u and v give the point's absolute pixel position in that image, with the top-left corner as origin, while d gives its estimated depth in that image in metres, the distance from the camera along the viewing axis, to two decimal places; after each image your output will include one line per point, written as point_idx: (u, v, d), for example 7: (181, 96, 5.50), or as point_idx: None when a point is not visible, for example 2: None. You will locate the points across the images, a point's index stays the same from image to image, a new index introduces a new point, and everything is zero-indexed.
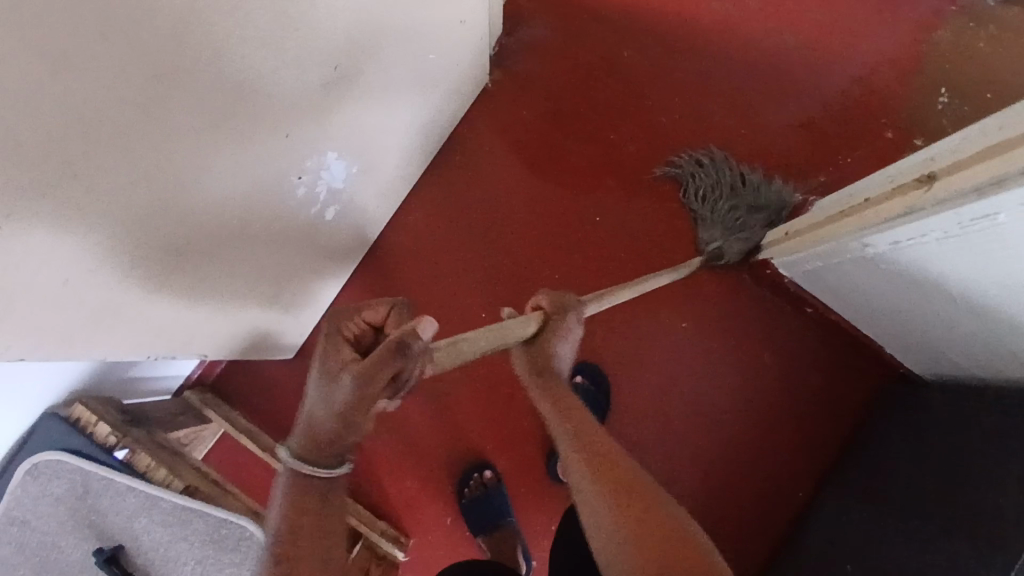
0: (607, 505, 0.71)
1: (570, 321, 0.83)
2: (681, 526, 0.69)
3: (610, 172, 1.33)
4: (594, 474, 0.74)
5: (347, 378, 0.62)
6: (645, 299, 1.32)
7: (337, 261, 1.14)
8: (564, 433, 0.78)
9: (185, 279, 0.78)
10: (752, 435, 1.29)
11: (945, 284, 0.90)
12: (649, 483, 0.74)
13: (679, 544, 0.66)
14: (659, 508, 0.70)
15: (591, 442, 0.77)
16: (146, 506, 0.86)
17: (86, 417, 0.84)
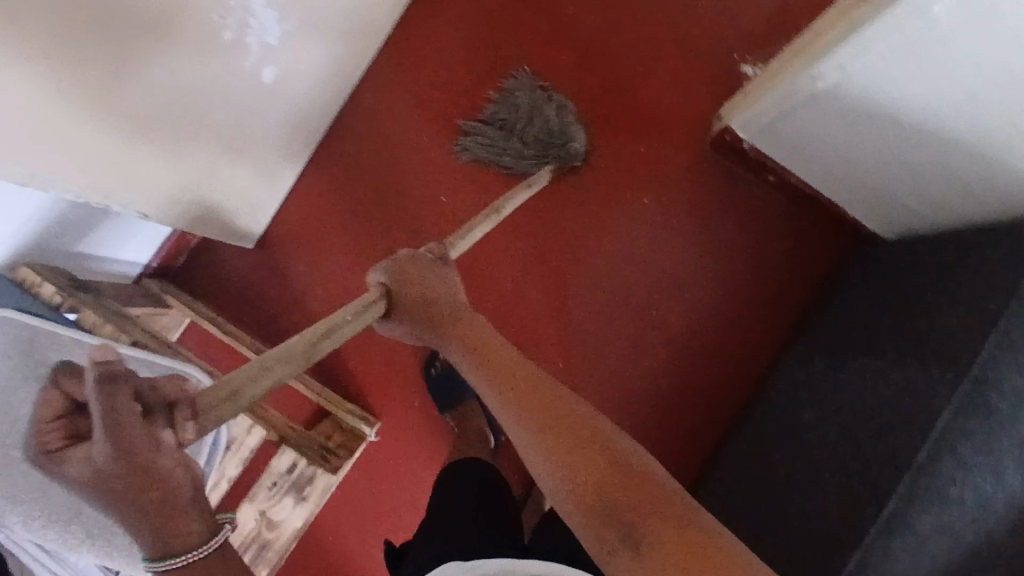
0: (552, 461, 0.63)
1: (421, 272, 0.88)
2: (628, 461, 0.61)
3: (569, 47, 1.30)
4: (551, 444, 0.64)
5: (101, 458, 0.52)
6: (607, 176, 1.30)
7: (289, 140, 1.12)
8: (505, 396, 0.71)
9: (116, 122, 0.76)
10: (719, 308, 1.29)
11: (895, 109, 0.88)
12: (612, 444, 0.64)
13: (624, 477, 0.59)
14: (633, 478, 0.60)
15: (491, 362, 0.76)
16: None
17: (30, 278, 0.87)
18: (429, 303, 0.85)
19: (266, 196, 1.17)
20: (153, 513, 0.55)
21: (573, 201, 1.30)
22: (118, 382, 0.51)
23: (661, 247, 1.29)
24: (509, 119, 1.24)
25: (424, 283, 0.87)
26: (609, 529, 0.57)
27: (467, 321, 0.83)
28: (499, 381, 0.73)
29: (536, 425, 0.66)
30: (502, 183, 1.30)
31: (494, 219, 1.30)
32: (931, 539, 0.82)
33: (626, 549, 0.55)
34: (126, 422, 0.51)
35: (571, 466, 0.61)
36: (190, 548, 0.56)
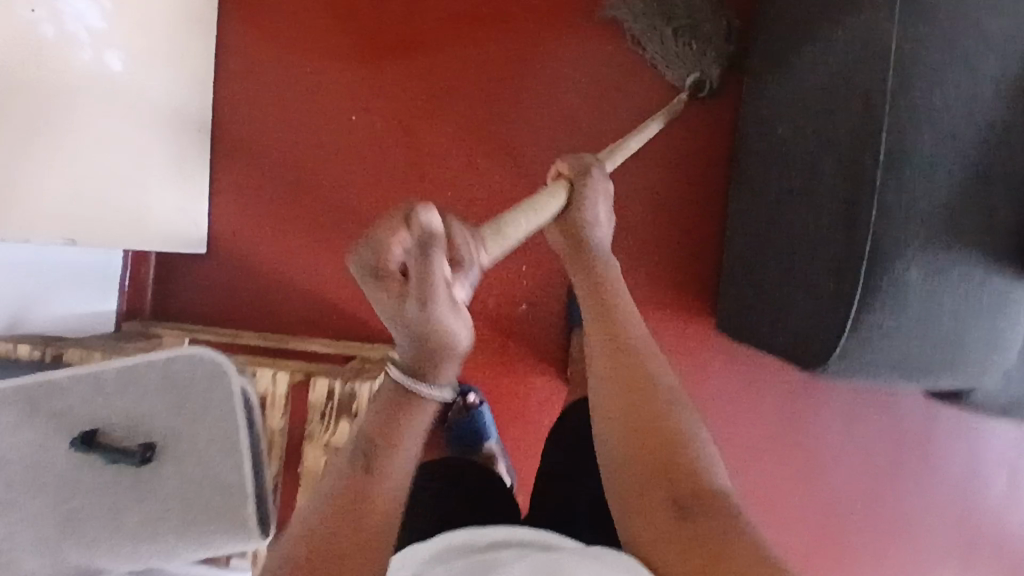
0: (626, 430, 0.65)
1: (594, 182, 0.80)
2: (693, 445, 0.63)
3: None
4: (621, 407, 0.67)
5: (411, 301, 0.51)
6: (492, 15, 1.21)
7: (180, 127, 1.08)
8: (598, 343, 0.73)
9: None
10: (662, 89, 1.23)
11: None
12: (683, 425, 0.65)
13: (691, 472, 0.61)
14: (688, 467, 0.61)
15: (600, 315, 0.74)
16: (92, 384, 0.81)
17: (5, 349, 0.88)
18: (584, 230, 0.79)
19: (193, 196, 1.14)
20: (423, 356, 0.56)
21: (474, 58, 1.21)
22: (436, 247, 0.50)
23: (583, 59, 1.20)
24: (659, 25, 1.14)
25: (589, 208, 0.79)
26: (660, 503, 0.59)
27: (608, 266, 0.79)
28: (599, 322, 0.74)
29: (615, 372, 0.69)
30: (398, 72, 1.21)
31: (412, 112, 1.21)
32: (937, 154, 0.80)
33: (671, 515, 0.58)
34: (436, 289, 0.50)
35: (644, 443, 0.63)
36: (437, 383, 0.58)
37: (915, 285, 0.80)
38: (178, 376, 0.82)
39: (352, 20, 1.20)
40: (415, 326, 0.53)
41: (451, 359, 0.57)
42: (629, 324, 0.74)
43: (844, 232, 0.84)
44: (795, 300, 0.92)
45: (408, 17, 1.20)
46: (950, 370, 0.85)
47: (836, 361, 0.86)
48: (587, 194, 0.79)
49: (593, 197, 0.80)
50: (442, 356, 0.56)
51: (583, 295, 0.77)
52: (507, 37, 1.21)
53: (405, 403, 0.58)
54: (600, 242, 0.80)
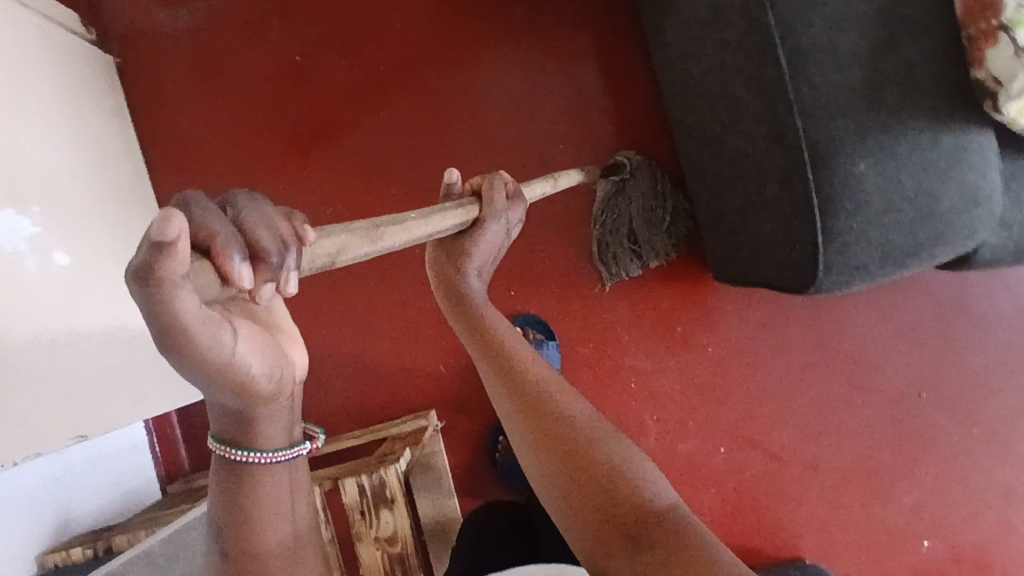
0: (554, 473, 0.57)
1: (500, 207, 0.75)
2: (616, 447, 0.58)
3: (261, 8, 1.23)
4: (532, 430, 0.60)
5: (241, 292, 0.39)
6: (395, 76, 1.24)
7: None
8: (486, 372, 0.66)
9: None
10: (575, 75, 1.23)
11: None
12: (599, 430, 0.59)
13: (631, 496, 0.54)
14: (619, 475, 0.56)
15: (484, 343, 0.68)
16: (147, 564, 0.83)
17: (56, 558, 0.90)
18: (473, 272, 0.76)
19: None
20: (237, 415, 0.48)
21: (394, 124, 1.24)
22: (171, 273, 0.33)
23: (491, 81, 1.23)
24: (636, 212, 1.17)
25: (479, 252, 0.75)
26: (614, 543, 0.52)
27: (490, 314, 0.72)
28: (485, 349, 0.68)
29: (511, 397, 0.63)
30: (327, 160, 1.25)
31: (352, 187, 1.25)
32: (837, 40, 0.78)
33: (628, 552, 0.50)
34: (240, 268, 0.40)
35: (573, 474, 0.57)
36: (268, 449, 0.50)
37: (868, 176, 0.78)
38: None
39: (266, 129, 1.24)
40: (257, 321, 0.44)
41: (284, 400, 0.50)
42: (516, 347, 0.68)
43: (779, 149, 0.82)
44: (765, 228, 0.91)
45: (320, 112, 1.24)
46: (937, 241, 0.82)
47: (826, 276, 0.83)
48: (486, 231, 0.75)
49: (491, 233, 0.75)
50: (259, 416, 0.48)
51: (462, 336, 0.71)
52: (415, 93, 1.24)
53: (247, 477, 0.50)
54: (475, 280, 0.75)
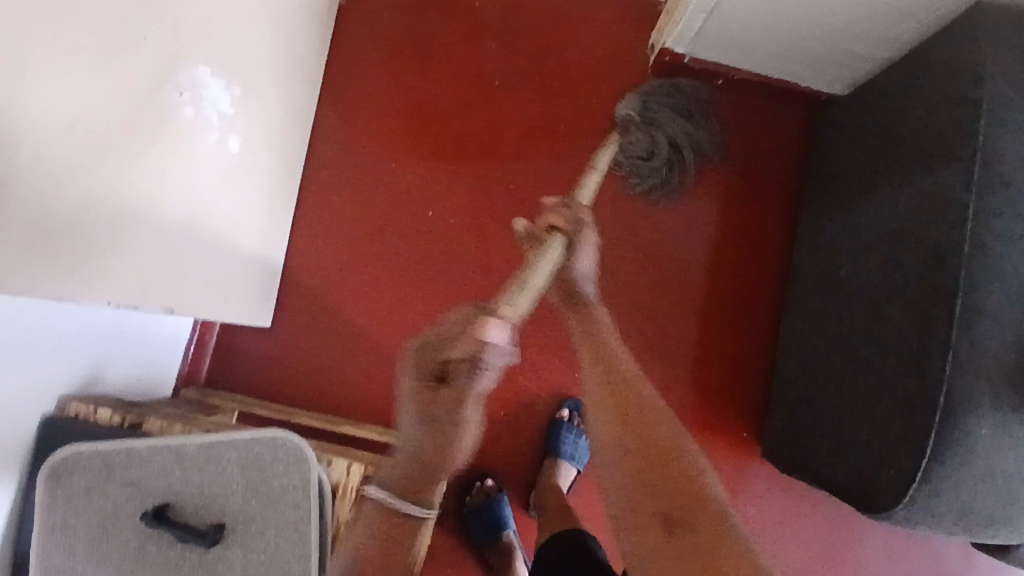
0: (620, 456, 0.63)
1: (586, 233, 0.83)
2: (686, 459, 0.62)
3: (485, 28, 1.33)
4: (614, 418, 0.67)
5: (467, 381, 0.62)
6: (570, 140, 1.31)
7: (273, 209, 1.14)
8: (591, 366, 0.74)
9: (97, 229, 0.75)
10: (722, 220, 1.31)
11: None
12: (679, 438, 0.65)
13: (683, 492, 0.58)
14: (684, 475, 0.60)
15: (596, 345, 0.77)
16: (174, 458, 0.82)
17: (83, 411, 0.88)
18: (570, 279, 0.83)
19: (271, 273, 1.18)
20: (427, 469, 0.66)
21: (548, 180, 1.30)
22: (471, 351, 0.61)
23: None
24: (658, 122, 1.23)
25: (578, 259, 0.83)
26: (647, 518, 0.57)
27: (608, 327, 0.81)
28: (587, 342, 0.78)
29: (603, 387, 0.71)
30: (472, 179, 1.30)
31: (484, 212, 1.29)
32: (1008, 316, 0.84)
33: (662, 534, 0.56)
34: (469, 401, 0.62)
35: (641, 465, 0.62)
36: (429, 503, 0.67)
37: (984, 441, 0.84)
38: (257, 457, 0.83)
39: (435, 126, 1.30)
40: (476, 393, 0.63)
41: (459, 457, 0.66)
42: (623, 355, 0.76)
43: (915, 378, 0.88)
44: (863, 438, 0.96)
45: (488, 139, 1.30)
46: (1009, 523, 0.88)
47: (902, 508, 0.89)
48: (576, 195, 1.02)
49: (579, 243, 0.83)
50: (443, 475, 0.67)
51: (580, 341, 0.79)
52: (578, 162, 1.31)
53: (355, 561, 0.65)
54: (586, 283, 0.85)
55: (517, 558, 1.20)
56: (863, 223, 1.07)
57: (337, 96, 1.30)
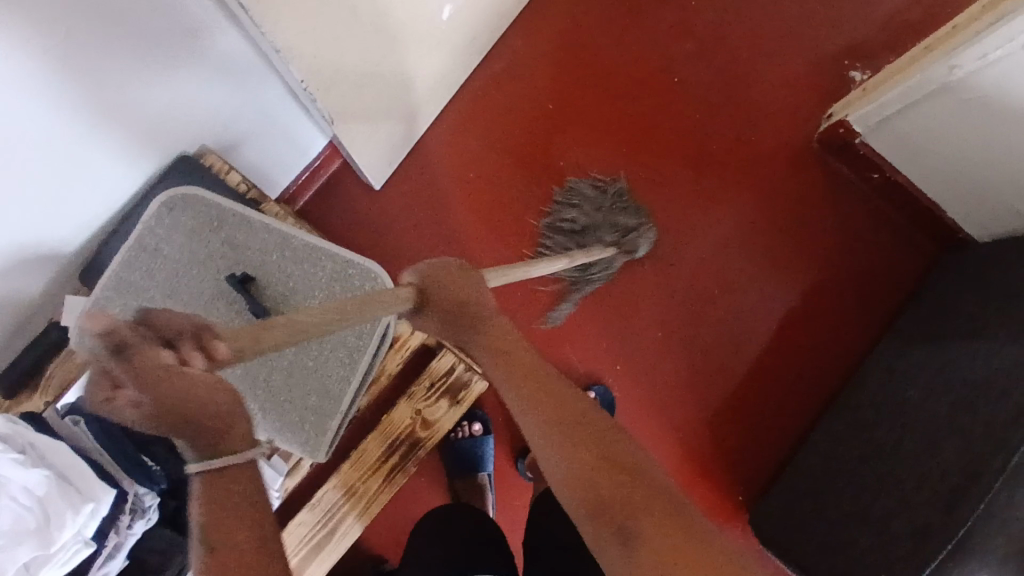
0: (574, 484, 0.65)
1: (438, 273, 0.78)
2: (634, 452, 0.67)
3: (684, 33, 1.39)
4: (561, 442, 0.67)
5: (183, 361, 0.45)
6: (710, 162, 1.36)
7: (431, 83, 1.21)
8: (513, 391, 0.73)
9: (325, 19, 0.80)
10: (812, 300, 1.33)
11: (1011, 105, 0.99)
12: (622, 438, 0.68)
13: (641, 494, 0.63)
14: (637, 467, 0.66)
15: (514, 361, 0.76)
16: (280, 243, 0.89)
17: (217, 166, 0.95)
18: (456, 311, 0.78)
19: (405, 139, 1.26)
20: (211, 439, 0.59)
21: (674, 187, 1.35)
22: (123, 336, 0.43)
23: (759, 235, 1.34)
24: (578, 217, 1.30)
25: (437, 294, 0.77)
26: (610, 534, 0.61)
27: (510, 333, 0.79)
28: (502, 359, 0.76)
29: (542, 409, 0.71)
30: (610, 152, 1.35)
31: (604, 185, 1.34)
32: None
33: (620, 546, 0.60)
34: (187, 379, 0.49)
35: (598, 480, 0.64)
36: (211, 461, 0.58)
37: None
38: (347, 279, 0.89)
39: (601, 92, 1.37)
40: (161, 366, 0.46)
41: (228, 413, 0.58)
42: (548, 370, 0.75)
43: (945, 509, 0.90)
44: (870, 545, 0.98)
45: (639, 125, 1.36)
46: None
47: None
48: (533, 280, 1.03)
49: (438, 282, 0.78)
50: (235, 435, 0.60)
51: (488, 361, 0.77)
52: (712, 184, 1.35)
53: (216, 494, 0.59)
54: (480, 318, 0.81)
55: (486, 498, 1.22)
56: (948, 359, 1.09)
57: (530, 29, 1.39)
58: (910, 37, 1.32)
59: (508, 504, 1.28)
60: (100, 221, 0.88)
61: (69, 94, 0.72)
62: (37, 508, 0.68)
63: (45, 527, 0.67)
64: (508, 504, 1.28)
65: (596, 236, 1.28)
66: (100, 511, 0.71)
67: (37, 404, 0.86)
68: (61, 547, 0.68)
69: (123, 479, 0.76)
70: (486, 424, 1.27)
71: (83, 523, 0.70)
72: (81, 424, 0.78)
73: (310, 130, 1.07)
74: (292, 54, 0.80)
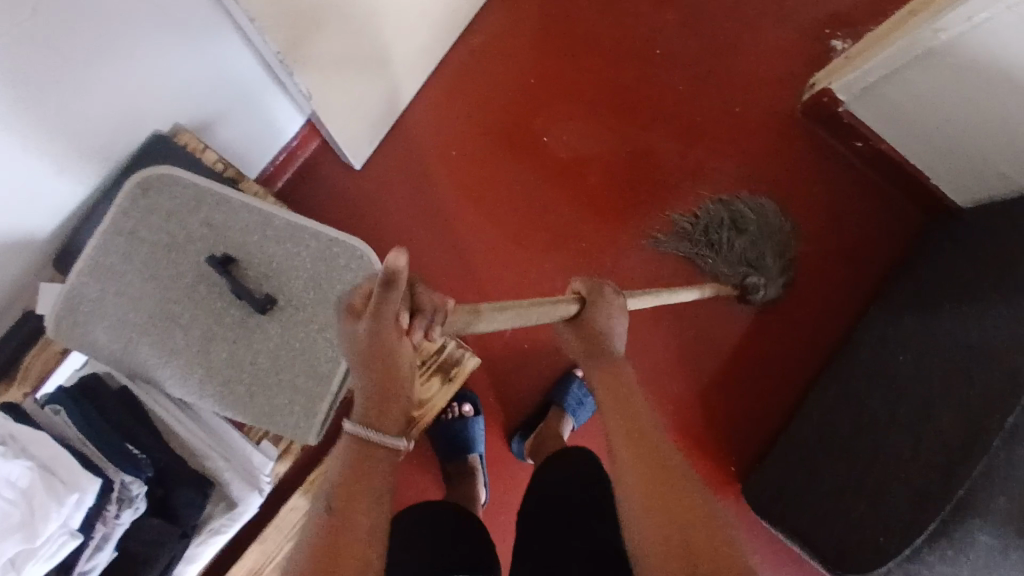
0: (640, 503, 0.60)
1: (607, 295, 0.85)
2: (701, 491, 0.62)
3: (664, 5, 1.38)
4: (637, 464, 0.64)
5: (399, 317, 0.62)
6: (694, 133, 1.34)
7: (410, 58, 1.19)
8: (614, 417, 0.72)
9: None
10: (799, 271, 1.33)
11: (995, 69, 0.99)
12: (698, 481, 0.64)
13: (706, 531, 0.57)
14: (703, 504, 0.60)
15: (615, 400, 0.75)
16: (261, 222, 0.87)
17: (192, 144, 0.92)
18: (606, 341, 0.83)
19: (385, 117, 1.23)
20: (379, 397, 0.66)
21: (659, 160, 1.34)
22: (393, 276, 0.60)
23: (745, 206, 1.33)
24: (710, 232, 1.30)
25: (599, 316, 0.83)
26: (667, 557, 0.55)
27: (625, 376, 0.80)
28: (612, 394, 0.76)
29: (628, 434, 0.68)
30: (594, 126, 1.34)
31: (589, 160, 1.33)
32: None
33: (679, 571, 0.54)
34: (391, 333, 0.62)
35: (665, 506, 0.59)
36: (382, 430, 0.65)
37: (981, 551, 0.84)
38: (332, 258, 0.87)
39: (584, 65, 1.35)
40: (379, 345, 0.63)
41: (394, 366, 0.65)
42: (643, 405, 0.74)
43: (941, 471, 0.90)
44: (865, 509, 0.99)
45: (623, 99, 1.35)
46: None
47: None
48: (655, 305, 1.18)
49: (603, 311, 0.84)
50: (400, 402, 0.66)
51: (602, 397, 0.77)
52: (697, 157, 1.34)
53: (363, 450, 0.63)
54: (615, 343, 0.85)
55: (477, 479, 1.19)
56: (938, 325, 1.09)
57: (509, 4, 1.37)
58: (891, 3, 1.31)
59: (501, 484, 1.28)
60: (73, 205, 0.85)
61: (29, 74, 0.69)
62: (21, 501, 0.65)
63: (30, 520, 0.65)
64: (501, 484, 1.27)
65: (709, 244, 1.30)
66: (85, 502, 0.68)
67: (14, 395, 0.81)
68: (46, 540, 0.66)
69: (107, 468, 0.73)
70: (476, 405, 1.26)
71: (68, 515, 0.67)
72: (62, 414, 0.76)
73: (288, 107, 1.05)
74: (267, 25, 0.77)
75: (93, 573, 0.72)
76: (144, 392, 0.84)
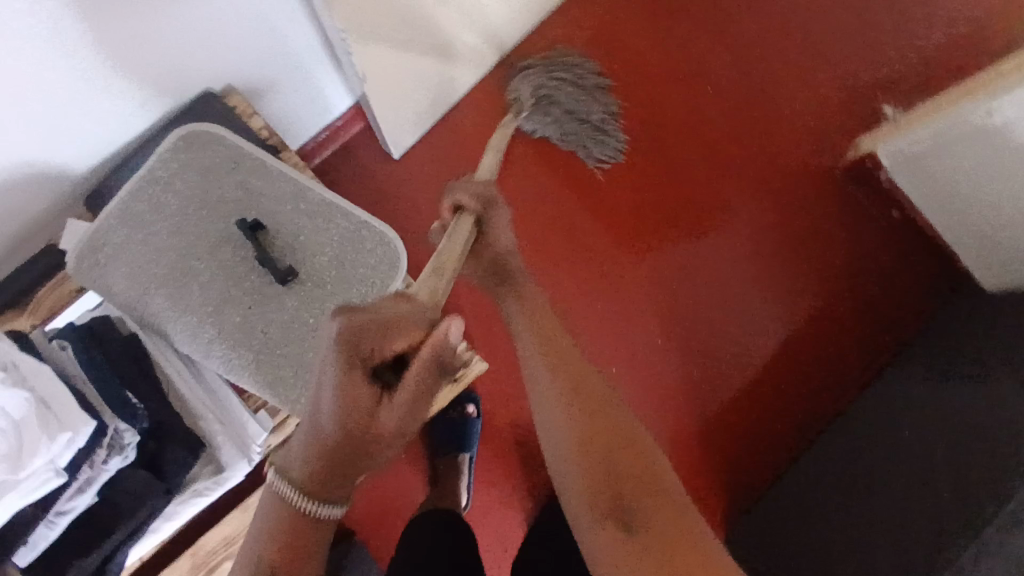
0: (585, 476, 0.63)
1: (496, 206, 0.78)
2: (645, 450, 0.65)
3: (719, 44, 1.38)
4: (577, 434, 0.65)
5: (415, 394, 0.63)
6: (732, 175, 1.34)
7: (463, 57, 1.19)
8: (545, 377, 0.69)
9: None
10: (815, 326, 1.31)
11: None
12: (634, 430, 0.66)
13: (654, 496, 0.62)
14: (648, 464, 0.64)
15: (547, 346, 0.72)
16: (295, 193, 0.87)
17: (241, 107, 0.92)
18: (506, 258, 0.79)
19: (430, 110, 1.24)
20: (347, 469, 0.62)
21: (693, 196, 1.33)
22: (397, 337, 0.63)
23: (771, 254, 1.32)
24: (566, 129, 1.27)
25: (494, 237, 0.78)
26: (620, 532, 0.60)
27: (551, 320, 0.75)
28: (539, 344, 0.72)
29: (563, 394, 0.67)
30: (633, 153, 1.34)
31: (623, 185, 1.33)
32: None
33: (633, 545, 0.59)
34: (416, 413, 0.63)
35: (611, 479, 0.62)
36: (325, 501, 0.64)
37: None
38: (360, 240, 0.87)
39: (632, 92, 1.36)
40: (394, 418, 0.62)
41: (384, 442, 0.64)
42: (572, 354, 0.72)
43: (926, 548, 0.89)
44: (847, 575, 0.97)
45: (666, 131, 1.35)
46: None
47: None
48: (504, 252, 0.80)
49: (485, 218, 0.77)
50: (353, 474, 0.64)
51: (529, 346, 0.72)
52: (730, 199, 1.34)
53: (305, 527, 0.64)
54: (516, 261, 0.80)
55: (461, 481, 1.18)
56: (944, 399, 1.08)
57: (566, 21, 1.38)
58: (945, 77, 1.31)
59: (486, 491, 1.26)
60: (113, 148, 0.85)
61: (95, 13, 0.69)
62: (11, 431, 0.65)
63: (17, 452, 0.65)
64: (486, 490, 1.26)
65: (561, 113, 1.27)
66: (76, 443, 0.68)
67: (23, 324, 0.82)
68: (31, 473, 0.65)
69: (104, 412, 0.72)
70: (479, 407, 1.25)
71: (57, 453, 0.67)
72: (66, 352, 0.76)
73: (340, 87, 1.06)
74: None
75: (70, 514, 0.72)
76: (153, 343, 0.83)
